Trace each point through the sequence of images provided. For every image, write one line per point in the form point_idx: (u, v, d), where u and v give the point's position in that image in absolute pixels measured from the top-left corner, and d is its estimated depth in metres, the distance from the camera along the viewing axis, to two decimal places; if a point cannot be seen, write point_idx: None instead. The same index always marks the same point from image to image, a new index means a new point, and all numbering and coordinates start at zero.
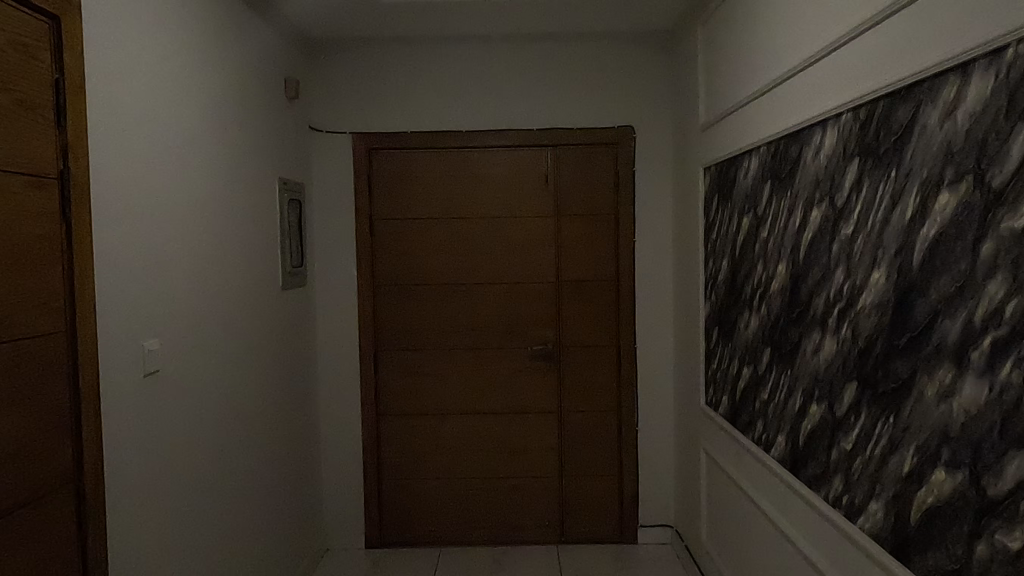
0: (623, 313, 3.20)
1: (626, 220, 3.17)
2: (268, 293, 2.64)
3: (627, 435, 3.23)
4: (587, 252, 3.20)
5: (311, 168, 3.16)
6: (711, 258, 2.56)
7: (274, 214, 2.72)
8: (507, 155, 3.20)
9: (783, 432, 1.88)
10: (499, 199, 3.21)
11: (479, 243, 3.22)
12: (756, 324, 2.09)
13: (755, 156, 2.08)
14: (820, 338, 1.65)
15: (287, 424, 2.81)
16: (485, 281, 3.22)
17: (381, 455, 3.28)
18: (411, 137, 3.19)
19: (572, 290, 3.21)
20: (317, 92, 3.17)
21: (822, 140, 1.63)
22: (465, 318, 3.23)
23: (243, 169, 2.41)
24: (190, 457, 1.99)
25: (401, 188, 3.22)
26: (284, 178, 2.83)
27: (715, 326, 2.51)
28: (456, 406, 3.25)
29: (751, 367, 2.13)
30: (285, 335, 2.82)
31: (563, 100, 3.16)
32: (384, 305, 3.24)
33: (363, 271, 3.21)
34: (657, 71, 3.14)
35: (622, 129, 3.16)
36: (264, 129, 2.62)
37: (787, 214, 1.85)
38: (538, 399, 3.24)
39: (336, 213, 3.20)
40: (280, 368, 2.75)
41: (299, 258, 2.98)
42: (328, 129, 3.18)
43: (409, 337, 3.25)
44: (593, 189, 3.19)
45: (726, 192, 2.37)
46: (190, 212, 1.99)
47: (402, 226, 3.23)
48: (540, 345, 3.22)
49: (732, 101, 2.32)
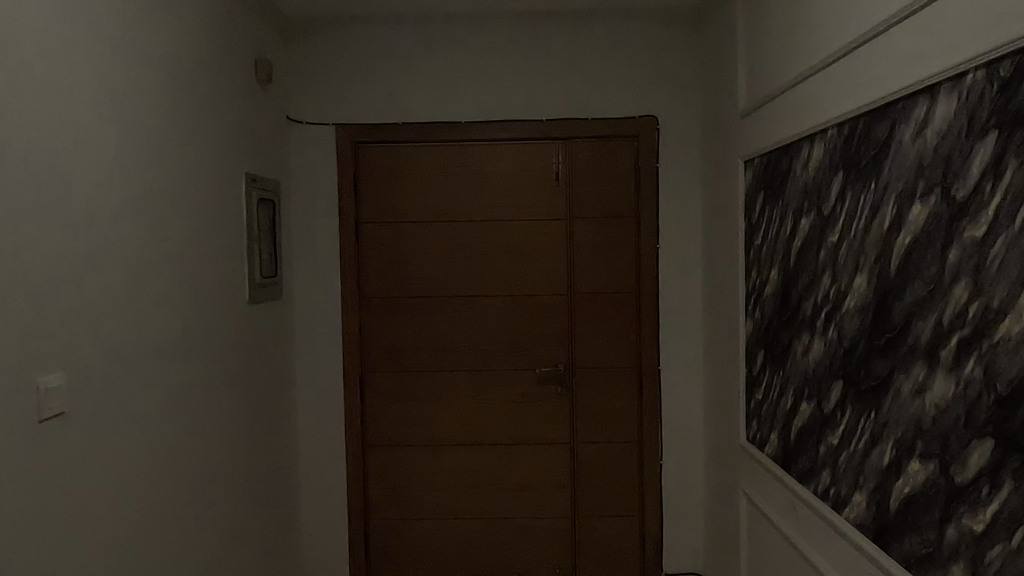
0: (645, 331, 2.80)
1: (649, 223, 2.77)
2: (231, 306, 2.26)
3: (649, 472, 2.82)
4: (604, 261, 2.80)
5: (288, 166, 2.77)
6: (754, 268, 2.16)
7: (242, 215, 2.34)
8: (512, 150, 2.81)
9: (863, 490, 1.48)
10: (503, 200, 2.81)
11: (480, 251, 2.82)
12: (823, 350, 1.68)
13: (819, 142, 1.68)
14: (927, 375, 1.24)
15: (256, 458, 2.43)
16: (487, 294, 2.82)
17: (368, 491, 2.88)
18: (403, 130, 2.80)
19: (587, 305, 2.81)
20: (296, 79, 2.79)
21: (929, 113, 1.23)
22: (465, 336, 2.83)
23: (193, 164, 2.03)
24: (110, 511, 1.60)
25: (391, 187, 2.83)
26: (254, 174, 2.45)
27: (760, 349, 2.11)
28: (454, 437, 2.85)
29: (815, 402, 1.73)
30: (254, 355, 2.43)
31: (576, 86, 2.77)
32: (371, 321, 2.85)
33: (348, 282, 2.82)
34: (684, 52, 2.74)
35: (644, 119, 2.76)
36: (224, 116, 2.25)
37: (869, 213, 1.44)
38: (548, 429, 2.83)
39: (316, 216, 2.82)
40: (247, 394, 2.37)
41: (273, 267, 2.59)
42: (308, 121, 2.80)
43: (401, 357, 2.85)
44: (610, 188, 2.80)
45: (776, 188, 1.96)
46: (105, 211, 1.61)
47: (392, 231, 2.83)
48: (550, 367, 2.82)
49: (781, 79, 1.92)
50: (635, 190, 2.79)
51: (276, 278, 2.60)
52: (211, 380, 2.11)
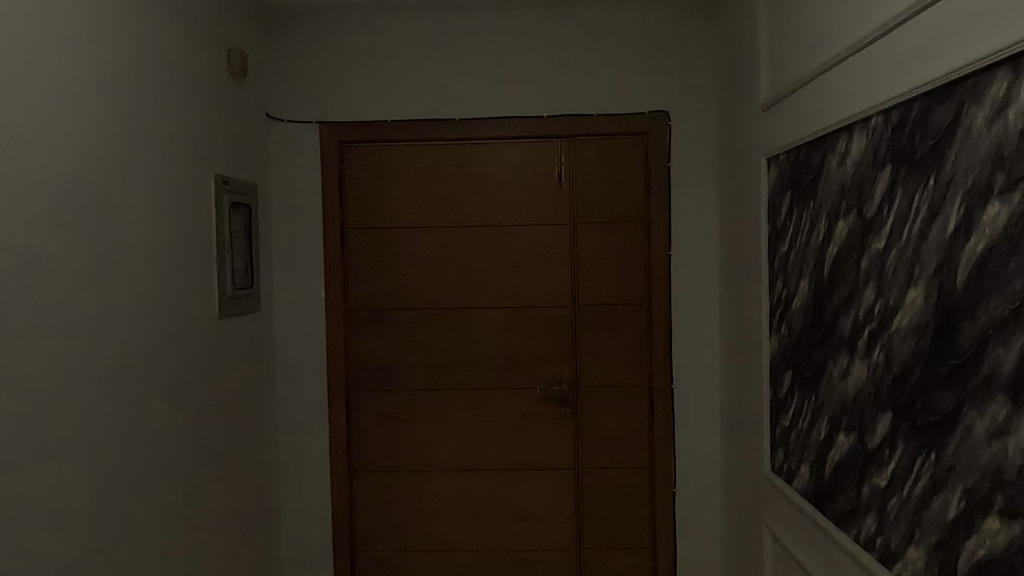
0: (656, 347, 2.56)
1: (660, 229, 2.54)
2: (194, 322, 2.04)
3: (661, 501, 2.58)
4: (611, 270, 2.57)
5: (267, 167, 2.56)
6: (779, 279, 1.92)
7: (208, 221, 2.12)
8: (510, 150, 2.58)
9: (921, 546, 1.24)
10: (500, 204, 2.59)
11: (476, 259, 2.60)
12: (865, 375, 1.44)
13: (859, 133, 1.45)
14: (1011, 414, 1.01)
15: (225, 488, 2.21)
16: (483, 306, 2.60)
17: (355, 520, 2.66)
18: (392, 128, 2.58)
19: (592, 319, 2.58)
20: (276, 73, 2.58)
21: (1012, 91, 1.00)
22: (460, 351, 2.61)
23: (145, 164, 1.82)
24: (29, 563, 1.38)
25: (379, 190, 2.61)
26: (226, 175, 2.24)
27: (787, 371, 1.87)
28: (448, 462, 2.62)
29: (855, 435, 1.49)
30: (223, 375, 2.21)
31: (580, 80, 2.55)
32: (357, 335, 2.63)
33: (333, 293, 2.60)
34: (698, 43, 2.51)
35: (654, 116, 2.53)
36: (187, 112, 2.04)
37: (927, 214, 1.21)
38: (551, 453, 2.60)
39: (297, 222, 2.60)
40: (214, 418, 2.15)
41: (248, 277, 2.37)
42: (290, 119, 2.59)
43: (390, 374, 2.63)
44: (618, 190, 2.57)
45: (806, 188, 1.73)
46: (21, 218, 1.39)
47: (381, 237, 2.61)
48: (552, 386, 2.59)
49: (812, 63, 1.68)
50: (645, 192, 2.56)
51: (251, 290, 2.39)
52: (167, 405, 1.89)
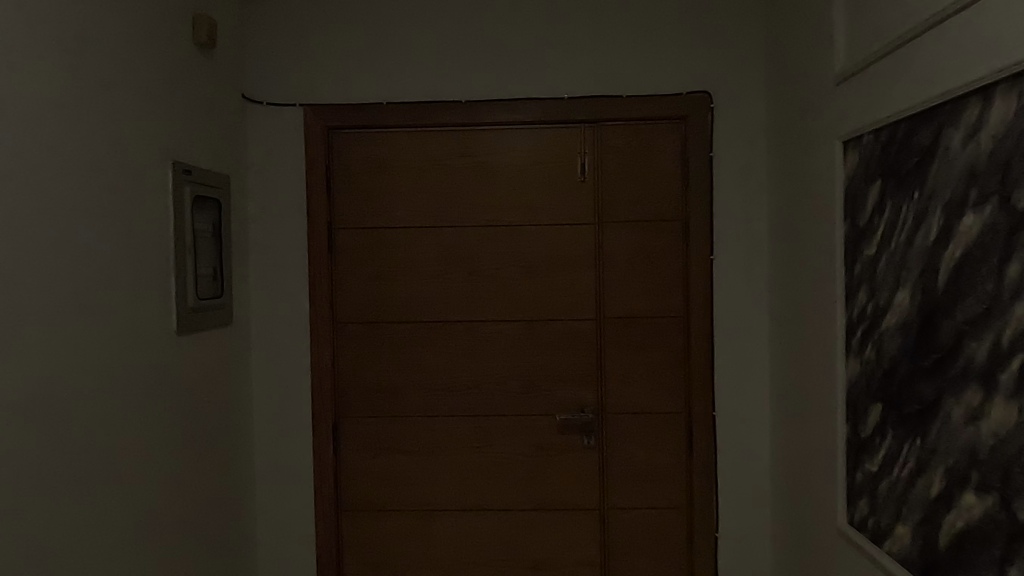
0: (695, 367, 2.19)
1: (700, 230, 2.18)
2: (144, 342, 1.67)
3: (701, 548, 2.20)
4: (643, 278, 2.21)
5: (242, 158, 2.20)
6: (863, 288, 1.55)
7: (165, 219, 1.76)
8: (526, 137, 2.22)
9: None
10: (514, 200, 2.23)
11: (485, 265, 2.23)
12: (1012, 420, 1.07)
13: (1004, 97, 1.09)
14: None
15: (185, 539, 1.85)
16: (493, 319, 2.23)
17: (343, 567, 2.29)
18: (387, 111, 2.22)
19: (620, 334, 2.21)
20: (256, 48, 2.23)
21: None
22: (466, 371, 2.24)
23: (81, 144, 1.46)
24: None
25: (373, 184, 2.25)
26: (190, 166, 1.87)
27: (877, 404, 1.50)
28: (451, 501, 2.25)
29: (995, 497, 1.12)
30: (182, 405, 1.85)
31: (607, 56, 2.19)
32: (347, 352, 2.27)
33: (318, 304, 2.24)
34: (745, 13, 2.16)
35: (693, 97, 2.17)
36: (141, 86, 1.68)
37: None
38: (571, 491, 2.23)
39: (277, 220, 2.24)
40: (170, 456, 1.78)
41: (215, 286, 2.01)
42: (270, 101, 2.23)
43: (385, 397, 2.26)
44: (651, 184, 2.20)
45: (907, 175, 1.37)
46: None
47: (374, 238, 2.25)
48: (574, 413, 2.22)
49: (921, 13, 1.32)
50: (682, 187, 2.20)
51: (219, 300, 2.02)
52: (108, 444, 1.53)
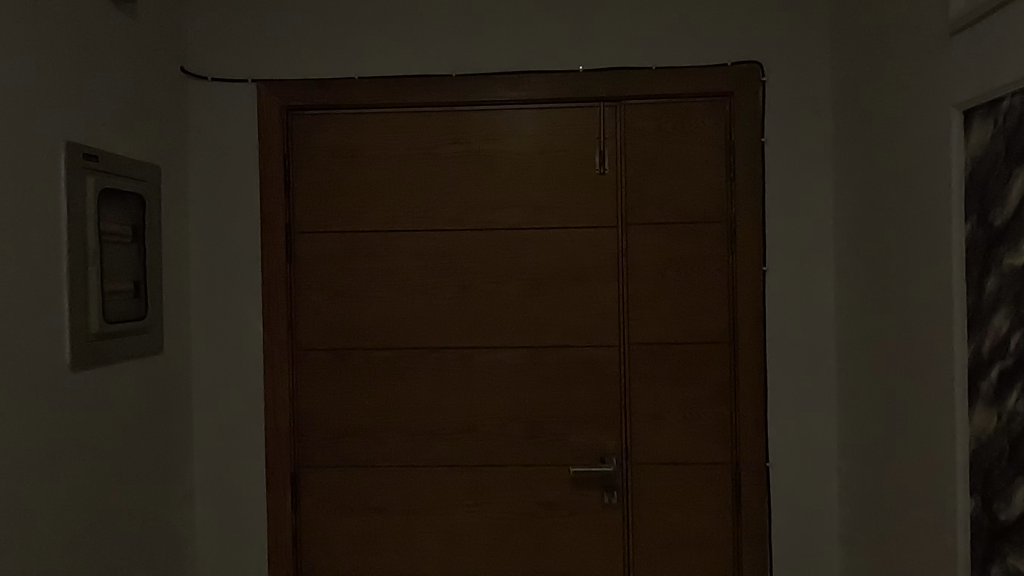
0: (744, 407, 1.74)
1: (748, 235, 1.74)
2: (24, 381, 1.24)
3: None
4: (678, 296, 1.77)
5: (180, 146, 1.78)
6: (1002, 312, 1.11)
7: (55, 217, 1.33)
8: (530, 120, 1.79)
9: None
10: (516, 198, 1.80)
11: (482, 278, 1.80)
12: None
13: None
14: None
15: None
16: (490, 345, 1.80)
17: None
18: (359, 90, 1.80)
19: (648, 364, 1.77)
20: (197, 14, 1.82)
21: None
22: (456, 409, 1.80)
23: None
24: None
25: (342, 179, 1.83)
26: (100, 149, 1.45)
27: None
28: (437, 572, 1.81)
29: None
30: (89, 458, 1.41)
31: (631, 20, 1.76)
32: (309, 386, 1.83)
33: (274, 326, 1.80)
34: None
35: (740, 69, 1.74)
36: (23, 39, 1.26)
37: None
38: (586, 560, 1.78)
39: (224, 220, 1.82)
40: (72, 523, 1.35)
41: (136, 305, 1.58)
42: (214, 77, 1.81)
43: (355, 441, 1.83)
44: (687, 177, 1.77)
45: None
46: None
47: (343, 246, 1.83)
48: (591, 462, 1.78)
49: None
50: (726, 182, 1.76)
51: (141, 323, 1.59)
52: None
